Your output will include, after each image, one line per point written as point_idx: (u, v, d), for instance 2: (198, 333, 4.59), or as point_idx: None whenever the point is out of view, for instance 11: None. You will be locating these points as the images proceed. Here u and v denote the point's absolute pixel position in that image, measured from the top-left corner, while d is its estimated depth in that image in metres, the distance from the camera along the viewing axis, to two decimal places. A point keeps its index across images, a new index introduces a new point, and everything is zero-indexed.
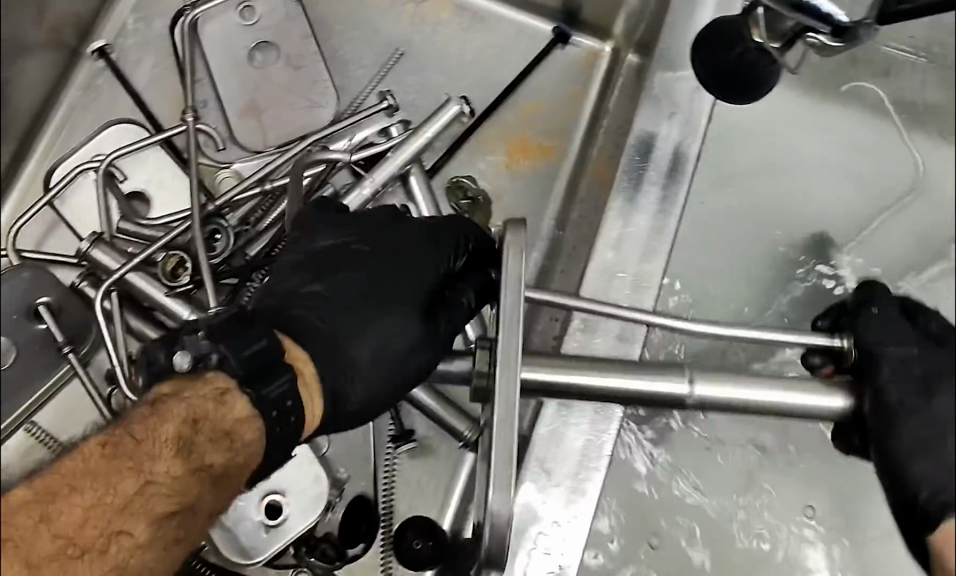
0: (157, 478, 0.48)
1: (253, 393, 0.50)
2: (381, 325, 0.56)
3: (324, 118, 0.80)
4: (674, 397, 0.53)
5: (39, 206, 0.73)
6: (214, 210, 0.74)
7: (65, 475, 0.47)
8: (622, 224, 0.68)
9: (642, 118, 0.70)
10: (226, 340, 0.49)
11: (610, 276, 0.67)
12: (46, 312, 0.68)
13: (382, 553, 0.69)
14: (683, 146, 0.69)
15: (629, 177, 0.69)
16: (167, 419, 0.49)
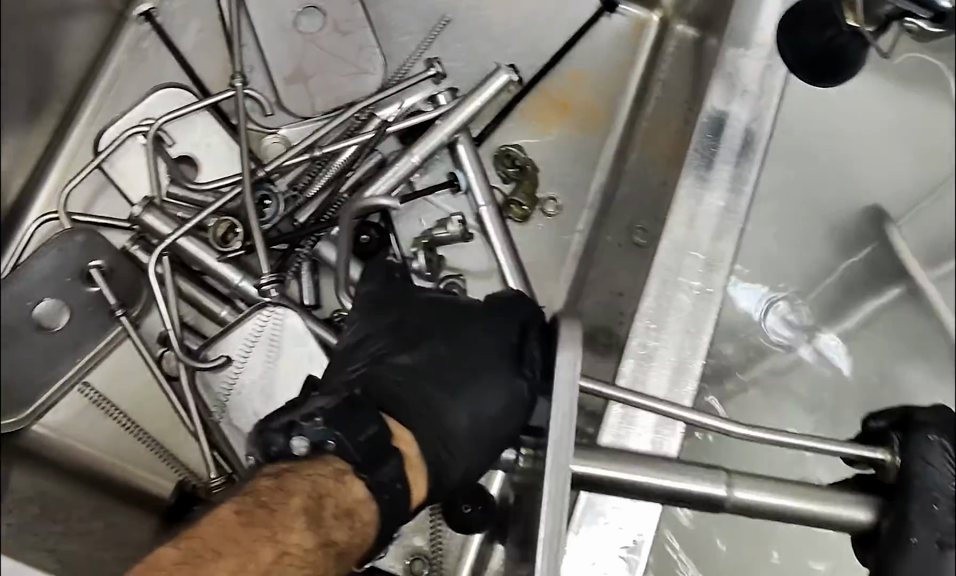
0: (294, 550, 0.44)
1: (369, 479, 0.46)
2: (481, 389, 0.52)
3: (370, 85, 0.80)
4: (705, 500, 0.49)
5: (89, 168, 0.73)
6: (265, 176, 0.74)
7: (204, 542, 0.43)
8: (699, 194, 0.58)
9: (714, 95, 0.60)
10: (342, 425, 0.47)
11: (685, 253, 0.57)
12: (97, 274, 0.69)
13: (431, 517, 0.70)
14: (758, 128, 0.59)
15: (704, 149, 0.59)
16: (295, 492, 0.45)
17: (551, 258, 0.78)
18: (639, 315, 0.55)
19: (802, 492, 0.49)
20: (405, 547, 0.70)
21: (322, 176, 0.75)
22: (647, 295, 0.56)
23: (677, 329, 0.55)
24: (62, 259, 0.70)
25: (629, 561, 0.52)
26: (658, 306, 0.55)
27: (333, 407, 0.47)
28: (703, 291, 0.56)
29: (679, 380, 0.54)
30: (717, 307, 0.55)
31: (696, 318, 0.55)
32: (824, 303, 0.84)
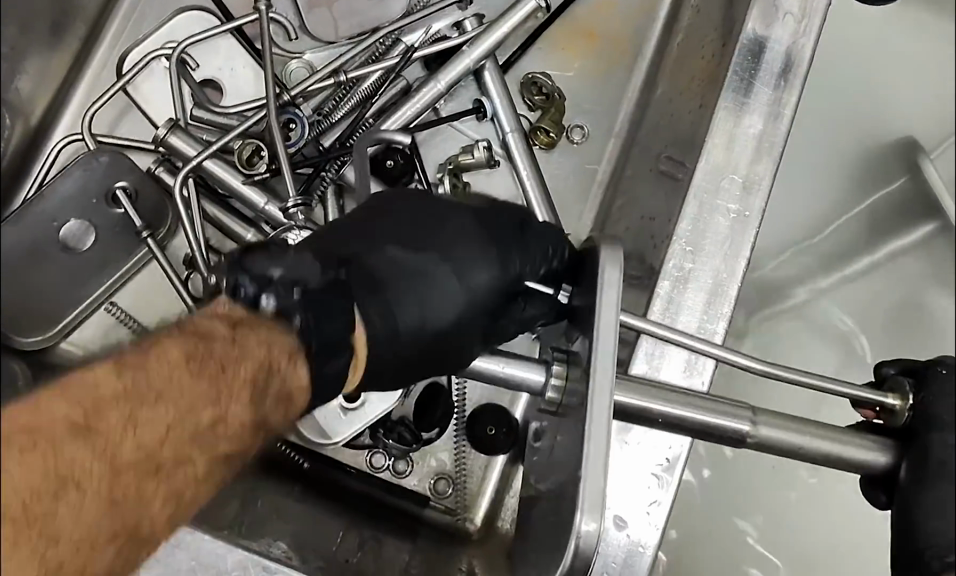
0: (232, 418, 0.44)
1: (316, 367, 0.46)
2: (439, 303, 0.53)
3: (395, 10, 0.79)
4: (729, 434, 0.48)
5: (113, 90, 0.72)
6: (290, 100, 0.73)
7: (147, 380, 0.43)
8: (737, 118, 0.54)
9: (754, 14, 0.55)
10: (318, 310, 0.46)
11: (718, 180, 0.54)
12: (123, 196, 0.69)
13: (455, 439, 0.71)
14: (801, 49, 0.55)
15: (743, 69, 0.55)
16: (249, 355, 0.44)
17: (576, 185, 0.79)
18: (675, 238, 0.54)
19: (824, 434, 0.48)
20: (430, 467, 0.71)
21: (347, 101, 0.74)
22: (683, 217, 0.54)
23: (714, 253, 0.53)
24: (85, 181, 0.69)
25: (662, 479, 0.51)
26: (694, 231, 0.54)
27: (316, 290, 0.47)
28: (740, 215, 0.54)
29: (714, 304, 0.53)
30: (754, 230, 0.54)
31: (734, 242, 0.53)
32: (856, 232, 0.89)
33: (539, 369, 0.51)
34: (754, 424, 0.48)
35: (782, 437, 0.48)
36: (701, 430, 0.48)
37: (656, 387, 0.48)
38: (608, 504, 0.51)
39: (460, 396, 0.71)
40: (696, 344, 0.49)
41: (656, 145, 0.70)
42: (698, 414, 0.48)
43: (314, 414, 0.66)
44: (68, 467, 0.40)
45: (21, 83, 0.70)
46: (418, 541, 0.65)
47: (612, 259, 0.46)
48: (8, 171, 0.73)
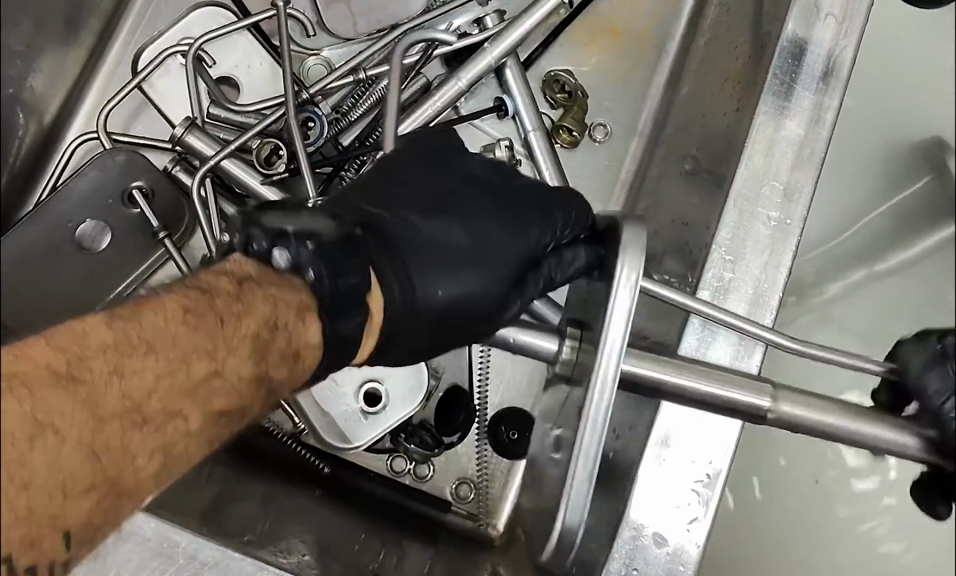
0: (228, 372, 0.42)
1: (329, 323, 0.44)
2: (465, 265, 0.48)
3: (415, 7, 0.78)
4: (756, 416, 0.46)
5: (129, 88, 0.70)
6: (308, 98, 0.72)
7: (139, 330, 0.39)
8: (777, 122, 0.53)
9: (794, 16, 0.54)
10: (330, 262, 0.43)
11: (759, 186, 0.52)
12: (139, 196, 0.68)
13: (478, 442, 0.71)
14: (843, 51, 0.54)
15: (784, 70, 0.54)
16: (251, 311, 0.42)
17: (598, 187, 0.77)
18: (714, 247, 0.52)
19: (887, 423, 0.46)
20: (452, 471, 0.71)
21: (367, 99, 0.73)
22: (723, 226, 0.52)
23: (755, 262, 0.52)
24: (100, 181, 0.68)
25: (703, 495, 0.50)
26: (734, 238, 0.52)
27: (330, 243, 0.43)
28: (782, 223, 0.52)
29: (756, 313, 0.51)
30: (796, 241, 0.52)
31: (774, 250, 0.52)
32: (881, 233, 0.89)
33: (551, 338, 0.49)
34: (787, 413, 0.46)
35: (829, 438, 0.47)
36: (731, 411, 0.46)
37: (689, 363, 0.47)
38: (647, 520, 0.49)
39: (482, 399, 0.71)
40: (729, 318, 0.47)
41: (688, 147, 0.69)
42: (736, 396, 0.46)
43: (335, 419, 0.65)
44: (47, 414, 0.36)
45: (36, 80, 0.69)
46: (439, 546, 0.64)
47: (636, 248, 0.43)
48: (22, 171, 0.72)
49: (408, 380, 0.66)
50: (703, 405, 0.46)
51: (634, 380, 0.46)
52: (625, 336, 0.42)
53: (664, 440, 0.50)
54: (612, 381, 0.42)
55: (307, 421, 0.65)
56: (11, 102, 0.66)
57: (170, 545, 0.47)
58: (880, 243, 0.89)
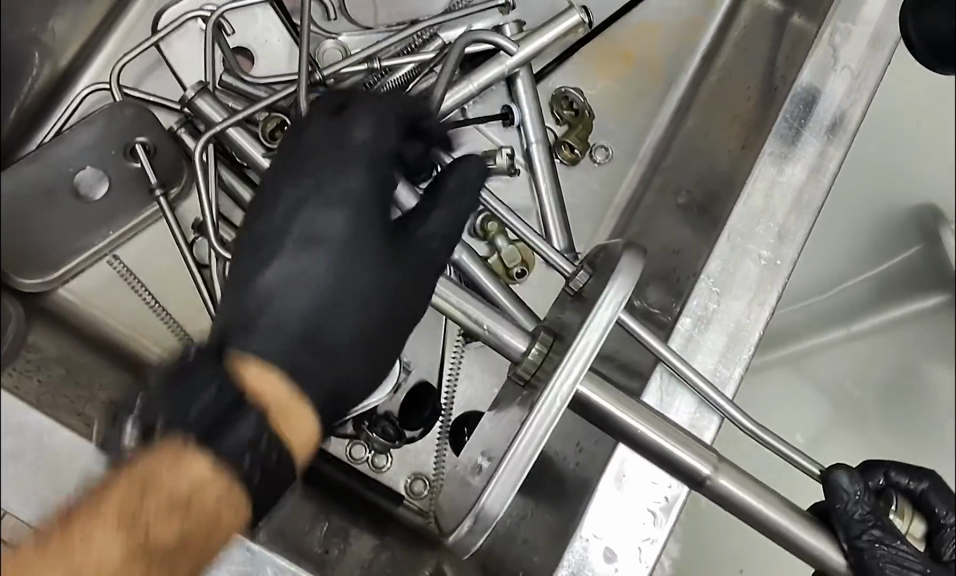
0: (107, 561, 0.46)
1: (207, 451, 0.47)
2: (353, 274, 0.52)
3: (438, 6, 0.79)
4: (692, 472, 0.49)
5: (145, 45, 0.71)
6: (320, 80, 0.73)
7: (53, 544, 0.46)
8: (779, 167, 0.52)
9: (811, 65, 0.53)
10: (176, 402, 0.47)
11: (753, 227, 0.51)
12: (141, 151, 0.69)
13: (437, 443, 0.70)
14: (853, 105, 0.53)
15: (793, 117, 0.53)
16: (136, 495, 0.46)
17: (592, 208, 0.78)
18: (703, 278, 0.51)
19: (790, 512, 0.52)
20: (409, 464, 0.70)
21: (378, 89, 0.74)
22: (714, 258, 0.51)
23: (741, 298, 0.51)
24: (106, 132, 0.70)
25: (658, 518, 0.50)
26: (723, 272, 0.51)
27: (177, 368, 0.48)
28: (772, 262, 0.51)
29: (734, 346, 0.51)
30: (782, 283, 0.51)
31: (760, 287, 0.51)
32: (863, 294, 0.91)
33: (521, 338, 0.53)
34: (715, 469, 0.49)
35: (732, 490, 0.50)
36: (669, 465, 0.49)
37: (634, 404, 0.49)
38: (600, 532, 0.49)
39: (448, 400, 0.71)
40: (679, 367, 0.49)
41: (691, 185, 0.70)
42: (664, 438, 0.48)
43: None
44: None
45: (55, 24, 0.70)
46: (386, 536, 0.65)
47: (626, 281, 0.48)
48: (31, 108, 0.72)
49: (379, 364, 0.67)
50: (644, 450, 0.49)
51: (578, 405, 0.49)
52: (577, 376, 0.47)
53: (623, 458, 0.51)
54: (550, 414, 0.46)
55: None
56: (25, 42, 0.67)
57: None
58: (857, 305, 0.91)
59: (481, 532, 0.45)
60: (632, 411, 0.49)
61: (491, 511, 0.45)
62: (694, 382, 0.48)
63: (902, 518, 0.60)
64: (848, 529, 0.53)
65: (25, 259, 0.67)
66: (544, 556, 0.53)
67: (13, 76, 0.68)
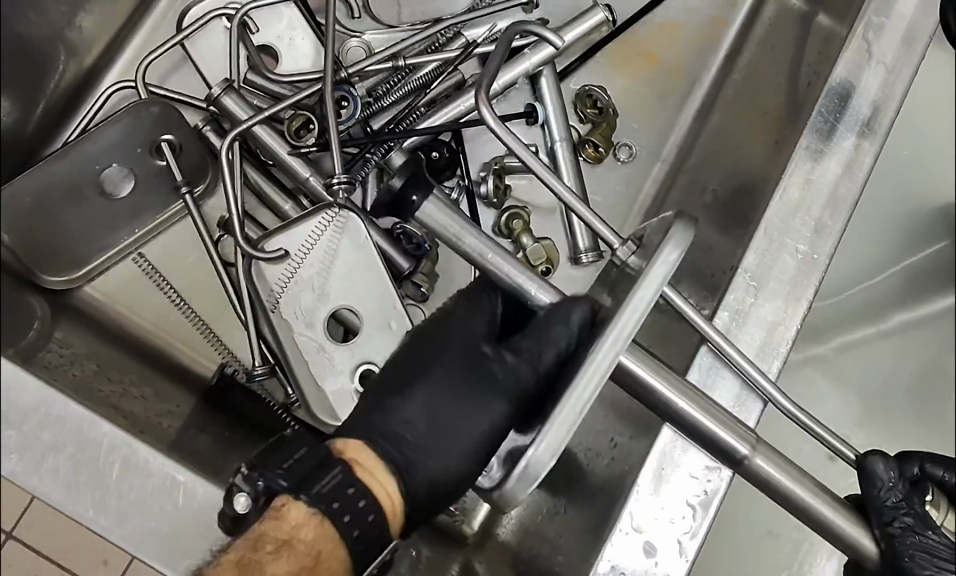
0: None
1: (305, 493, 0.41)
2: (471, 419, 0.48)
3: (462, 4, 0.79)
4: (730, 451, 0.48)
5: (171, 43, 0.71)
6: (345, 78, 0.72)
7: None
8: (815, 162, 0.51)
9: (845, 62, 0.53)
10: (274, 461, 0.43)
11: (790, 222, 0.51)
12: (168, 149, 0.69)
13: None
14: (887, 100, 0.52)
15: (828, 112, 0.52)
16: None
17: (616, 206, 0.78)
18: (739, 272, 0.50)
19: (825, 499, 0.50)
20: None
21: (403, 88, 0.73)
22: (750, 251, 0.50)
23: (778, 293, 0.50)
24: (133, 128, 0.70)
25: (697, 512, 0.49)
26: (759, 267, 0.50)
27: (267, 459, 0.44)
28: (809, 256, 0.50)
29: (772, 342, 0.50)
30: (820, 277, 0.50)
31: (797, 281, 0.50)
32: (886, 293, 0.91)
33: (548, 292, 0.51)
34: (752, 448, 0.48)
35: (775, 473, 0.49)
36: (714, 446, 0.48)
37: (686, 385, 0.48)
38: (640, 526, 0.48)
39: None
40: (721, 348, 0.48)
41: (718, 185, 0.69)
42: (709, 416, 0.47)
43: (327, 392, 0.64)
44: None
45: (82, 21, 0.71)
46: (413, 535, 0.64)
47: (684, 234, 0.44)
48: (59, 105, 0.73)
49: None
50: (688, 429, 0.47)
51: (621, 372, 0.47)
52: (636, 324, 0.42)
53: (665, 454, 0.50)
54: (608, 363, 0.42)
55: (301, 395, 0.65)
56: (52, 39, 0.68)
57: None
58: (883, 303, 0.91)
59: (529, 483, 0.41)
60: (684, 395, 0.47)
61: (540, 464, 0.41)
62: (734, 360, 0.48)
63: (938, 511, 0.58)
64: (881, 515, 0.53)
65: (52, 257, 0.66)
66: (577, 552, 0.53)
67: (41, 73, 0.68)
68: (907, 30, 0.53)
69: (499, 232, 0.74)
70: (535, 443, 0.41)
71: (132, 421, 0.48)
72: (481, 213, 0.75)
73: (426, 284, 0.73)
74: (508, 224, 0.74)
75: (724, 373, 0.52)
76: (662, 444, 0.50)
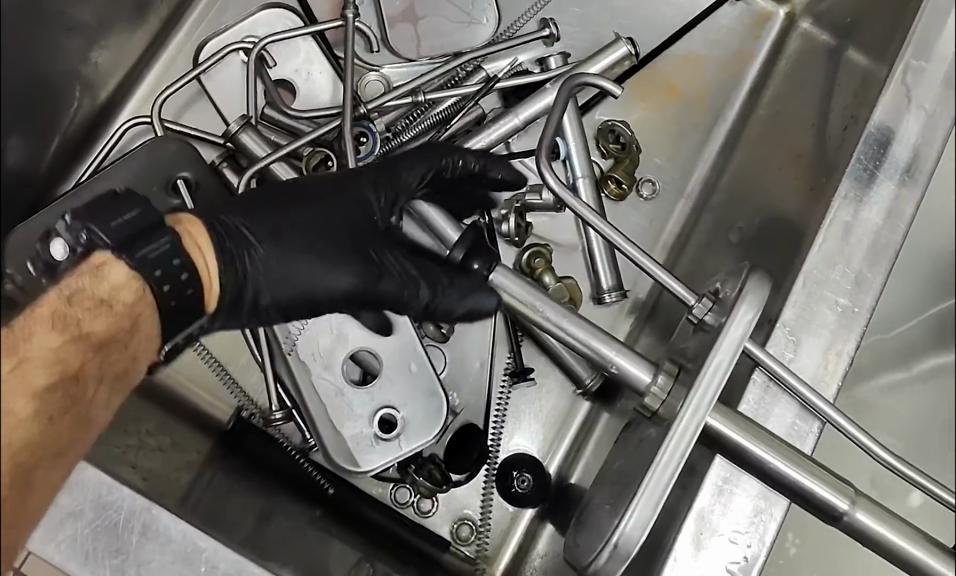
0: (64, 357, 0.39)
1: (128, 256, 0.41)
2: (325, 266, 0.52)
3: (480, 36, 0.77)
4: (822, 503, 0.48)
5: (188, 78, 0.70)
6: (364, 114, 0.71)
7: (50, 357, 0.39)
8: (855, 210, 0.50)
9: (884, 105, 0.51)
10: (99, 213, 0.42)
11: (828, 274, 0.49)
12: (184, 186, 0.68)
13: (483, 486, 0.69)
14: (928, 146, 0.51)
15: (867, 159, 0.51)
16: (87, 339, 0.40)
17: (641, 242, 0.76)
18: (778, 324, 0.49)
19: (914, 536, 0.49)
20: (454, 510, 0.69)
21: (424, 123, 0.72)
22: (787, 304, 0.49)
23: (816, 345, 0.49)
24: (148, 168, 0.68)
25: None
26: (799, 319, 0.49)
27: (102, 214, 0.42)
28: (849, 309, 0.49)
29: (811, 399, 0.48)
30: (861, 331, 0.49)
31: (837, 334, 0.48)
32: (928, 332, 0.90)
33: (648, 369, 0.50)
34: (842, 499, 0.48)
35: (865, 519, 0.48)
36: (798, 494, 0.48)
37: (773, 434, 0.48)
38: None
39: (496, 440, 0.70)
40: (806, 394, 0.47)
41: (747, 225, 0.68)
42: (799, 471, 0.47)
43: (346, 438, 0.63)
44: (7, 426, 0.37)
45: (97, 57, 0.69)
46: None
47: (757, 296, 0.45)
48: (73, 143, 0.71)
49: (430, 403, 0.64)
50: (774, 482, 0.47)
51: (713, 433, 0.47)
52: (716, 391, 0.43)
53: (702, 518, 0.47)
54: (692, 431, 0.43)
55: (318, 437, 0.62)
56: (66, 76, 0.67)
57: (193, 550, 0.43)
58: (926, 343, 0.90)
59: (621, 561, 0.43)
60: (772, 448, 0.47)
61: (632, 538, 0.42)
62: (819, 406, 0.47)
63: None
64: None
65: None
66: None
67: (55, 110, 0.67)
68: (949, 73, 0.51)
69: (520, 270, 0.73)
70: (630, 512, 0.42)
71: (147, 484, 0.46)
72: (503, 252, 0.73)
73: (447, 324, 0.68)
74: (530, 264, 0.72)
75: (781, 399, 0.49)
76: (701, 506, 0.47)
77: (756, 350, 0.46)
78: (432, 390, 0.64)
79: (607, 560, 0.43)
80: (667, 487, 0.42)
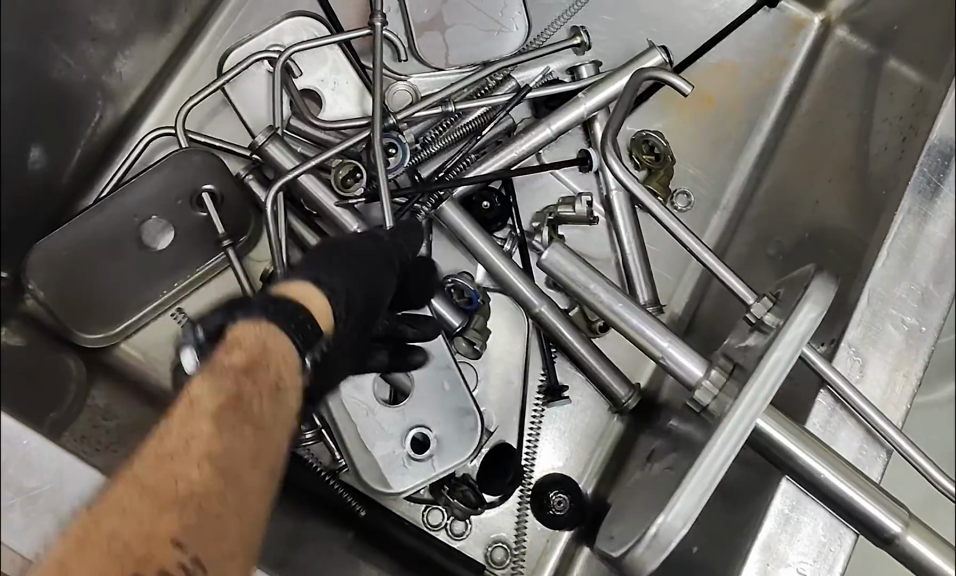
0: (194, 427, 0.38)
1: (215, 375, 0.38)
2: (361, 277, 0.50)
3: (510, 44, 0.75)
4: (882, 530, 0.46)
5: (214, 87, 0.68)
6: (393, 124, 0.69)
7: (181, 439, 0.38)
8: (918, 224, 0.50)
9: (945, 116, 0.51)
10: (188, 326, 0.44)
11: (891, 293, 0.49)
12: (209, 200, 0.66)
13: (518, 507, 0.68)
14: None
15: (929, 173, 0.51)
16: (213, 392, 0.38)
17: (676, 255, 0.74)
18: (841, 344, 0.49)
19: None
20: (487, 531, 0.67)
21: (453, 133, 0.70)
22: (849, 325, 0.49)
23: (881, 364, 0.49)
24: (173, 181, 0.67)
25: None
26: (863, 338, 0.49)
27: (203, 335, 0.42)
28: (915, 328, 0.49)
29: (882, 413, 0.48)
30: (928, 350, 0.49)
31: (903, 356, 0.49)
32: None
33: (699, 361, 0.51)
34: (903, 527, 0.47)
35: (924, 552, 0.47)
36: (862, 522, 0.46)
37: (836, 454, 0.47)
38: None
39: (531, 459, 0.68)
40: (868, 411, 0.47)
41: (785, 237, 0.66)
42: (864, 494, 0.46)
43: (377, 456, 0.61)
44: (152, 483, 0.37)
45: (120, 66, 0.68)
46: None
47: (821, 294, 0.43)
48: (94, 154, 0.70)
49: (461, 423, 0.62)
50: (826, 497, 0.46)
51: (772, 446, 0.46)
52: (770, 392, 0.41)
53: (768, 547, 0.45)
54: (745, 428, 0.41)
55: (349, 459, 0.61)
56: (90, 87, 0.65)
57: None
58: None
59: (659, 554, 0.40)
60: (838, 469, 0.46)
61: (672, 531, 0.40)
62: (880, 424, 0.47)
63: None
64: None
65: (89, 315, 0.65)
66: None
67: (78, 122, 0.66)
68: None
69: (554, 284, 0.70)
70: (670, 508, 0.40)
71: None
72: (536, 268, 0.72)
73: (479, 340, 0.67)
74: None
75: (847, 423, 0.49)
76: (769, 535, 0.46)
77: (810, 355, 0.47)
78: (464, 411, 0.62)
79: (637, 557, 0.41)
80: (710, 487, 0.40)
